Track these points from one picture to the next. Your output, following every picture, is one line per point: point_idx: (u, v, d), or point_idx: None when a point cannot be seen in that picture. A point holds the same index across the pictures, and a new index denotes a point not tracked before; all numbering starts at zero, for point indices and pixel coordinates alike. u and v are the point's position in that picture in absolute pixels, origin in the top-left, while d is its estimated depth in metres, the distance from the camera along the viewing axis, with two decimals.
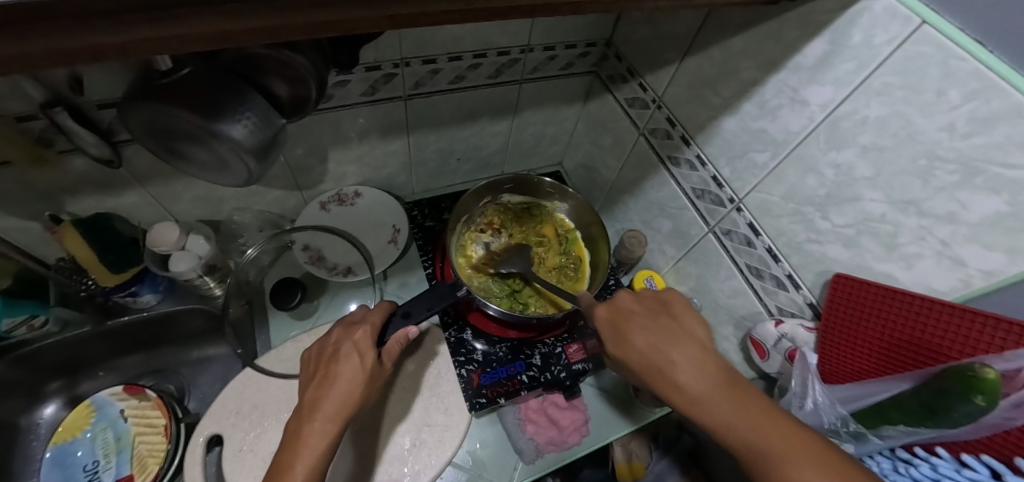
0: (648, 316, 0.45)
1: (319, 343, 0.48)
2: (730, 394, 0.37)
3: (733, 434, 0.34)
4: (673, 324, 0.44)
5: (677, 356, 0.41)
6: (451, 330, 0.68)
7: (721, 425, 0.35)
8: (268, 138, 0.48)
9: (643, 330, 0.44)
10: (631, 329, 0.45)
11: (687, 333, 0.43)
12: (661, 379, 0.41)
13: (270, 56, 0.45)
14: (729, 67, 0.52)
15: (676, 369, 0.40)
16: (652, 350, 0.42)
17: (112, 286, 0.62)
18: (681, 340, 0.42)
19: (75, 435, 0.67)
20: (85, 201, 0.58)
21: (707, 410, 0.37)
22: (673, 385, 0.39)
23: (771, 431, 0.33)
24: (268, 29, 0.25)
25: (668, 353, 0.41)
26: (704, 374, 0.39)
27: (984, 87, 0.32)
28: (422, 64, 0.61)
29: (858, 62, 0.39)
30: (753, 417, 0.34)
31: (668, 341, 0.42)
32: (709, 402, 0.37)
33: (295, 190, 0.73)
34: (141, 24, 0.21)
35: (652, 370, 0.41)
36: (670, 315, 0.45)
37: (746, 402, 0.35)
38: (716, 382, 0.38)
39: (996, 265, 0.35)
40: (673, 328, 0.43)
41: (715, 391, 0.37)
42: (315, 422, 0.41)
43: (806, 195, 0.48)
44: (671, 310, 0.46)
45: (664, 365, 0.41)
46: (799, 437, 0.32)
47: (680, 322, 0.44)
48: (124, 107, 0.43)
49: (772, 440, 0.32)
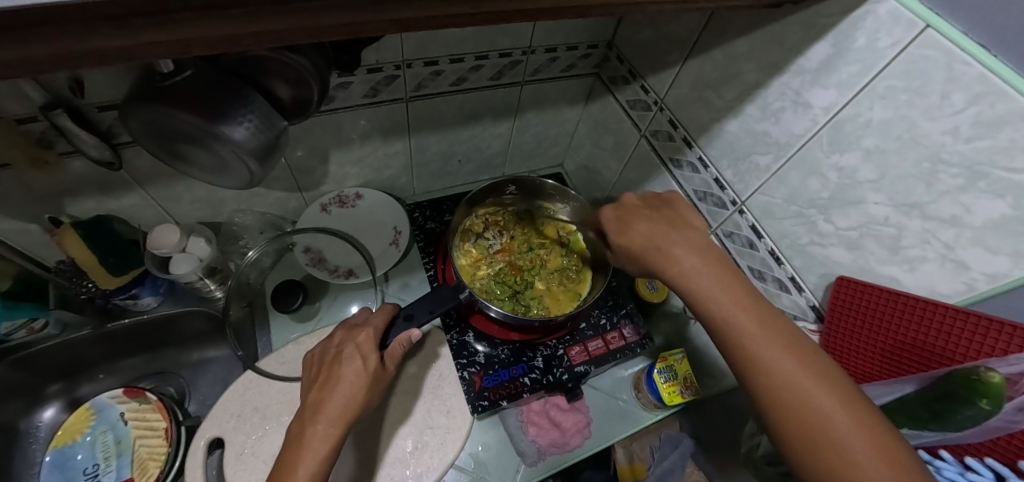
0: (656, 213, 0.45)
1: (321, 347, 0.48)
2: (720, 270, 0.38)
3: (711, 301, 0.36)
4: (675, 218, 0.44)
5: (679, 238, 0.41)
6: (453, 333, 0.68)
7: (705, 294, 0.37)
8: (270, 140, 0.47)
9: (651, 223, 0.44)
10: (637, 222, 0.45)
11: (685, 223, 0.44)
12: (655, 258, 0.41)
13: (272, 58, 0.45)
14: (731, 69, 0.52)
15: (675, 250, 0.40)
16: (650, 236, 0.43)
17: (112, 289, 0.62)
18: (683, 229, 0.42)
19: (75, 439, 0.67)
20: (85, 204, 0.57)
21: (697, 280, 0.38)
22: (668, 259, 0.40)
23: (748, 306, 0.35)
24: (271, 33, 0.25)
25: (668, 236, 0.42)
26: (699, 253, 0.40)
27: (988, 91, 0.32)
28: (424, 66, 0.61)
29: (861, 65, 0.39)
30: (736, 290, 0.37)
31: (671, 228, 0.42)
32: (700, 271, 0.38)
33: (296, 192, 0.73)
34: (145, 28, 0.21)
35: (647, 249, 0.42)
36: (674, 214, 0.45)
37: (733, 278, 0.37)
38: (710, 259, 0.39)
39: (1000, 268, 0.35)
40: (674, 219, 0.44)
41: (707, 267, 0.38)
42: (318, 425, 0.41)
43: (809, 197, 0.48)
44: (678, 212, 0.45)
45: (664, 243, 0.41)
46: (772, 317, 0.35)
47: (682, 217, 0.44)
48: (125, 109, 0.43)
49: (749, 313, 0.35)
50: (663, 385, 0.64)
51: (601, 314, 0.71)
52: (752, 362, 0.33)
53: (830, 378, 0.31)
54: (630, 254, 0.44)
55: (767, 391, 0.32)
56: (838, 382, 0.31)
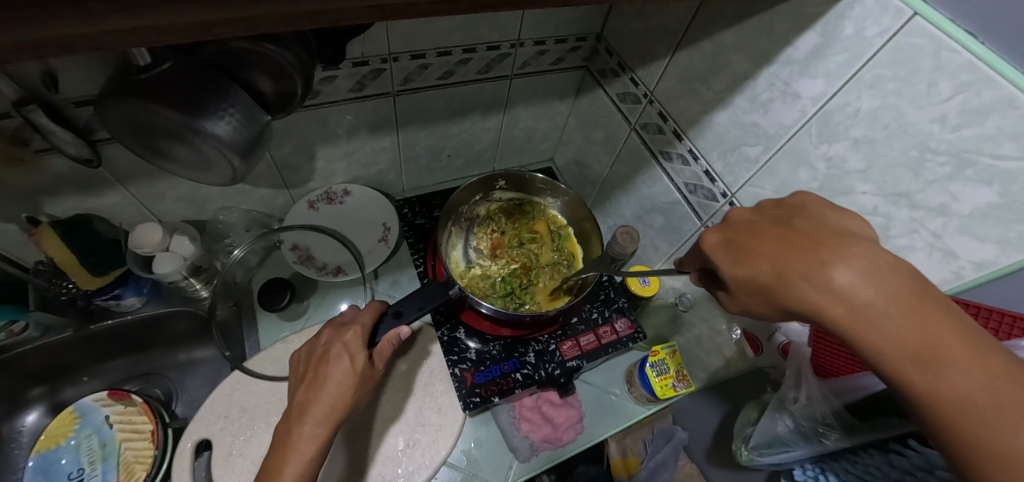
0: (783, 224, 0.29)
1: (309, 345, 0.47)
2: (925, 313, 0.22)
3: (908, 364, 0.22)
4: (818, 230, 0.27)
5: (835, 260, 0.25)
6: (443, 329, 0.66)
7: (906, 361, 0.22)
8: (253, 135, 0.47)
9: (776, 243, 0.28)
10: (757, 245, 0.29)
11: (837, 232, 0.27)
12: (801, 298, 0.26)
13: (253, 50, 0.44)
14: (720, 60, 0.51)
15: (830, 285, 0.24)
16: (784, 267, 0.27)
17: (94, 289, 0.61)
18: (839, 243, 0.26)
19: (59, 443, 0.65)
20: (64, 202, 0.56)
21: (886, 332, 0.23)
22: (826, 302, 0.24)
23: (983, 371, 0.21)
24: (245, 21, 0.24)
25: (819, 260, 0.25)
26: (884, 284, 0.23)
27: (975, 79, 0.32)
28: (410, 59, 0.60)
29: (849, 54, 0.39)
30: (948, 338, 0.22)
31: (822, 247, 0.26)
32: (886, 315, 0.23)
33: (283, 189, 0.72)
34: (109, 13, 0.20)
35: (782, 283, 0.27)
36: (814, 224, 0.28)
37: (939, 316, 0.22)
38: (904, 293, 0.23)
39: (987, 256, 0.35)
40: (809, 229, 0.28)
41: (904, 309, 0.23)
42: (305, 426, 0.40)
43: (799, 188, 0.48)
44: (817, 217, 0.29)
45: (816, 270, 0.25)
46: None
47: (827, 224, 0.28)
48: (100, 103, 0.42)
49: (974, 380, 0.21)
50: (655, 379, 0.64)
51: (593, 308, 0.70)
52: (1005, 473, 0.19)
53: None
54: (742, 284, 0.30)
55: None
56: None
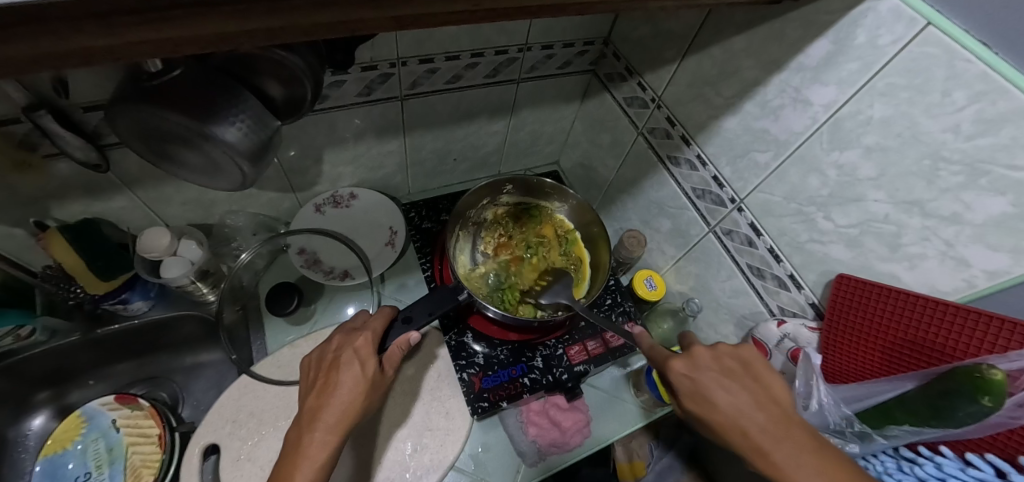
0: (736, 371, 0.39)
1: (318, 351, 0.47)
2: (825, 470, 0.32)
3: (761, 457, 0.35)
4: (758, 388, 0.38)
5: (764, 419, 0.36)
6: (451, 333, 0.67)
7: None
8: (263, 141, 0.46)
9: (730, 390, 0.38)
10: (714, 382, 0.39)
11: (742, 367, 0.40)
12: (745, 441, 0.36)
13: (264, 56, 0.44)
14: (730, 66, 0.52)
15: (759, 435, 0.35)
16: (733, 415, 0.37)
17: (101, 294, 0.60)
18: (767, 403, 0.37)
19: (66, 447, 0.65)
20: (72, 207, 0.56)
21: (753, 435, 0.36)
22: (763, 449, 0.35)
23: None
24: (265, 31, 0.24)
25: (755, 417, 0.36)
26: (796, 445, 0.34)
27: (989, 89, 0.32)
28: (419, 63, 0.60)
29: (862, 62, 0.39)
30: (787, 440, 0.34)
31: (759, 403, 0.37)
32: (748, 421, 0.36)
33: (289, 193, 0.71)
34: (134, 26, 0.20)
35: (731, 428, 0.37)
36: (755, 381, 0.39)
37: (786, 431, 0.35)
38: (807, 449, 0.33)
39: (1000, 265, 0.35)
40: (751, 385, 0.38)
41: (814, 465, 0.32)
42: (317, 433, 0.40)
43: (809, 195, 0.48)
44: (760, 373, 0.39)
45: (718, 391, 0.38)
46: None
47: (764, 381, 0.39)
48: (112, 109, 0.42)
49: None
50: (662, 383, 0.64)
51: (600, 312, 0.71)
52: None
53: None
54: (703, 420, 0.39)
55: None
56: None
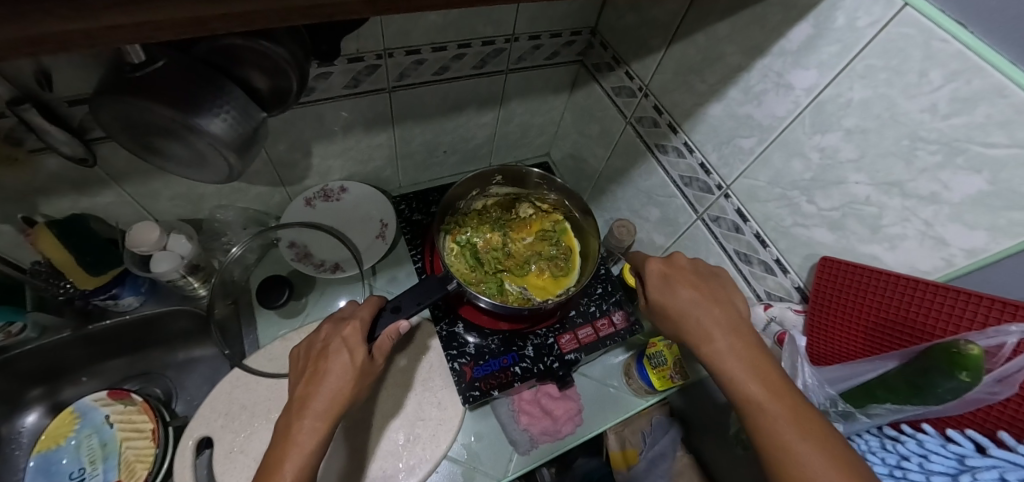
0: (698, 279, 0.46)
1: (307, 341, 0.48)
2: (751, 358, 0.39)
3: (702, 343, 0.42)
4: (713, 297, 0.44)
5: (711, 315, 0.43)
6: (442, 323, 0.66)
7: (729, 374, 0.39)
8: (248, 132, 0.46)
9: (688, 289, 0.45)
10: (679, 283, 0.46)
11: (707, 279, 0.46)
12: (691, 331, 0.43)
13: (247, 46, 0.43)
14: (714, 53, 0.52)
15: (705, 329, 0.42)
16: (687, 309, 0.44)
17: (91, 289, 0.61)
18: (719, 305, 0.44)
19: (59, 443, 0.65)
20: (60, 202, 0.56)
21: (698, 328, 0.42)
22: (705, 338, 0.41)
23: (767, 384, 0.37)
24: (241, 15, 0.23)
25: (704, 313, 0.43)
26: (732, 337, 0.41)
27: (965, 68, 0.32)
28: (405, 55, 0.59)
29: (841, 45, 0.39)
30: (728, 336, 0.41)
31: (713, 303, 0.44)
32: (698, 319, 0.43)
33: (279, 187, 0.72)
34: (104, 9, 0.19)
35: (683, 319, 0.44)
36: (712, 289, 0.45)
37: (732, 332, 0.41)
38: (746, 344, 0.40)
39: (977, 243, 0.35)
40: (710, 289, 0.45)
41: (743, 354, 0.39)
42: (306, 420, 0.41)
43: (792, 179, 0.48)
44: (719, 284, 0.46)
45: (677, 295, 0.45)
46: (784, 391, 0.36)
47: (722, 291, 0.45)
48: (95, 101, 0.42)
49: (765, 391, 0.36)
50: (652, 370, 0.65)
51: (590, 302, 0.71)
52: (762, 438, 0.34)
53: (779, 389, 0.36)
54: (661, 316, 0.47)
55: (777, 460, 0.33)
56: (787, 391, 0.36)
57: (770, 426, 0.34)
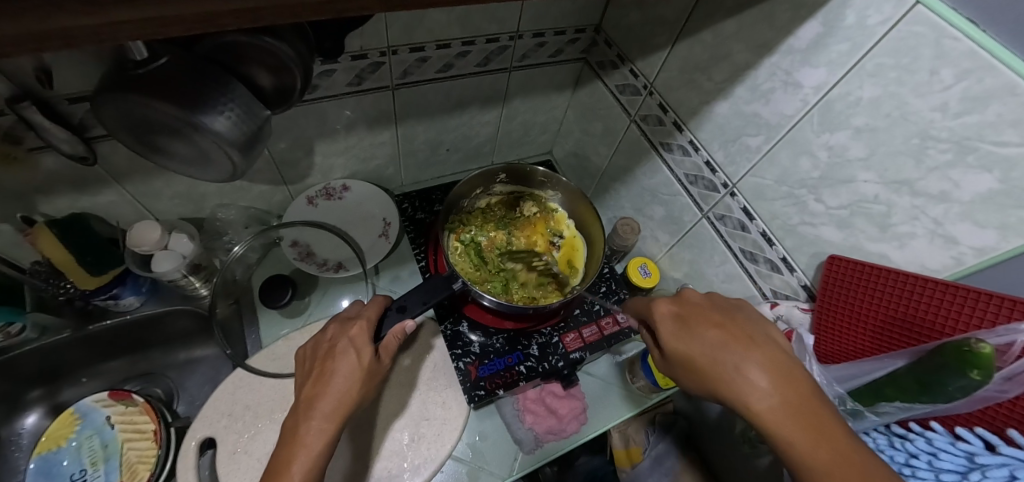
0: (722, 317, 0.41)
1: (313, 341, 0.47)
2: (803, 412, 0.34)
3: (740, 395, 0.36)
4: (742, 336, 0.39)
5: (747, 358, 0.37)
6: (446, 323, 0.66)
7: (780, 435, 0.33)
8: (253, 130, 0.46)
9: (712, 331, 0.40)
10: (701, 326, 0.41)
11: (732, 316, 0.42)
12: (725, 382, 0.37)
13: (251, 43, 0.43)
14: (721, 51, 0.51)
15: (741, 377, 0.37)
16: (716, 355, 0.39)
17: (91, 289, 0.60)
18: (751, 345, 0.38)
19: (60, 445, 0.65)
20: (60, 201, 0.55)
21: (732, 379, 0.37)
22: (744, 391, 0.36)
23: (830, 446, 0.32)
24: (251, 11, 0.23)
25: (738, 358, 0.38)
26: (776, 385, 0.35)
27: (977, 66, 0.32)
28: (409, 52, 0.59)
29: (851, 43, 0.39)
30: (771, 383, 0.36)
31: (744, 344, 0.38)
32: (729, 367, 0.38)
33: (281, 185, 0.71)
34: (115, 5, 0.19)
35: (712, 370, 0.38)
36: (739, 326, 0.40)
37: (775, 378, 0.36)
38: (794, 392, 0.35)
39: (988, 242, 0.35)
40: (739, 328, 0.40)
41: (791, 404, 0.34)
42: (313, 421, 0.40)
43: (800, 178, 0.48)
44: (747, 320, 0.41)
45: (700, 341, 0.40)
46: (847, 452, 0.31)
47: (752, 327, 0.40)
48: (97, 99, 0.41)
49: (826, 452, 0.31)
50: (657, 369, 0.65)
51: (594, 300, 0.71)
52: None
53: (842, 449, 0.31)
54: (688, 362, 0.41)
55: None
56: (851, 451, 0.31)
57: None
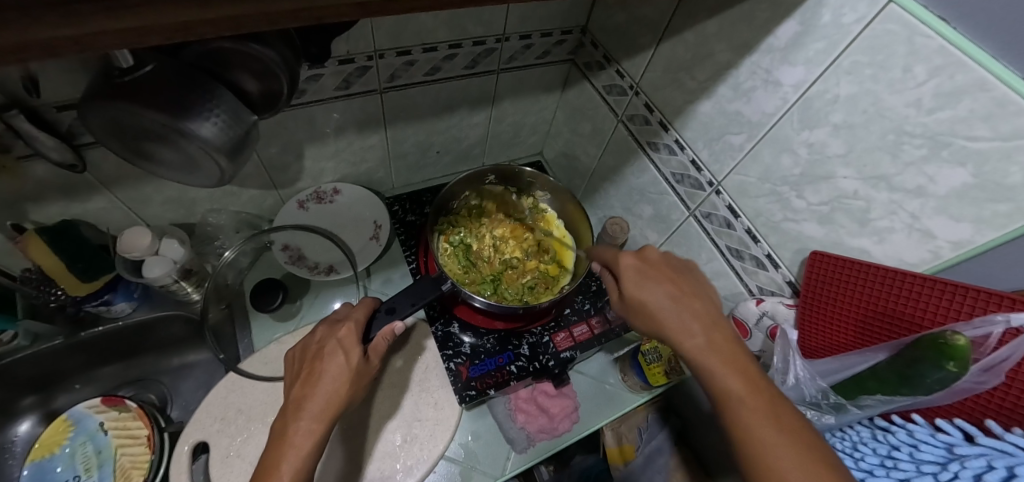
0: (673, 273, 0.46)
1: (303, 342, 0.48)
2: (728, 354, 0.39)
3: (678, 336, 0.42)
4: (685, 290, 0.45)
5: (690, 310, 0.43)
6: (437, 324, 0.67)
7: (704, 367, 0.39)
8: (239, 135, 0.46)
9: (663, 283, 0.45)
10: (656, 278, 0.45)
11: (681, 272, 0.47)
12: (668, 327, 0.43)
13: (236, 50, 0.43)
14: (703, 50, 0.52)
15: (681, 321, 0.42)
16: (664, 303, 0.44)
17: (82, 296, 0.60)
18: (694, 300, 0.44)
19: (53, 451, 0.65)
20: (50, 209, 0.55)
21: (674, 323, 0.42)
22: (681, 334, 0.42)
23: (745, 380, 0.37)
24: (228, 20, 0.23)
25: (682, 308, 0.43)
26: (709, 328, 0.41)
27: (947, 63, 0.33)
28: (396, 56, 0.59)
29: (828, 41, 0.40)
30: (703, 330, 0.41)
31: (687, 297, 0.44)
32: (672, 312, 0.43)
33: (271, 190, 0.71)
34: (91, 14, 0.19)
35: (658, 315, 0.44)
36: (685, 282, 0.45)
37: (708, 326, 0.42)
38: (721, 338, 0.41)
39: (963, 235, 0.36)
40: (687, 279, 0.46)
41: (717, 349, 0.40)
42: (301, 421, 0.40)
43: (782, 175, 0.49)
44: (693, 278, 0.46)
45: (651, 289, 0.45)
46: (757, 385, 0.37)
47: (697, 286, 0.46)
48: (83, 107, 0.41)
49: (741, 380, 0.37)
50: (647, 367, 0.65)
51: (584, 300, 0.71)
52: (741, 431, 0.35)
53: (753, 383, 0.37)
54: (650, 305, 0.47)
55: (750, 454, 0.34)
56: (761, 385, 0.37)
57: (744, 418, 0.35)
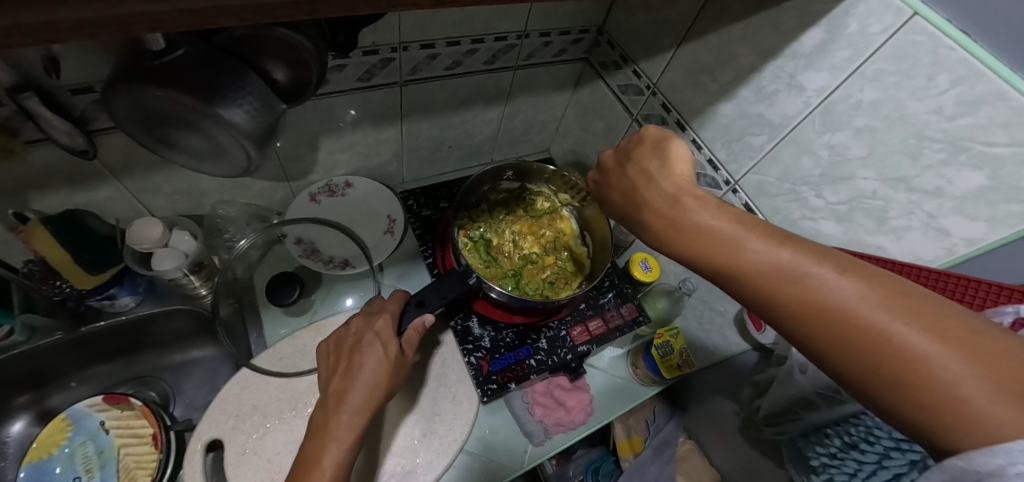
0: (640, 167, 0.39)
1: (335, 337, 0.47)
2: (726, 214, 0.30)
3: (665, 226, 0.33)
4: (657, 177, 0.36)
5: (666, 191, 0.35)
6: (457, 318, 0.67)
7: (699, 243, 0.30)
8: (269, 123, 0.45)
9: (635, 178, 0.38)
10: (631, 181, 0.39)
11: (640, 165, 0.39)
12: (654, 223, 0.34)
13: (269, 35, 0.42)
14: (726, 54, 0.54)
15: (664, 206, 0.34)
16: (650, 196, 0.36)
17: (89, 289, 0.57)
18: (669, 180, 0.36)
19: (51, 452, 0.61)
20: (54, 197, 0.52)
21: (660, 215, 0.34)
22: (664, 223, 0.33)
23: (752, 228, 0.28)
24: (309, 2, 0.23)
25: (656, 193, 0.35)
26: (718, 208, 0.31)
27: (969, 73, 0.35)
28: (419, 49, 0.59)
29: (854, 49, 0.42)
30: (690, 201, 0.32)
31: (658, 184, 0.36)
32: (656, 206, 0.35)
33: (283, 182, 0.70)
34: None
35: (645, 211, 0.36)
36: (646, 173, 0.38)
37: (691, 196, 0.33)
38: (704, 201, 0.32)
39: (978, 233, 0.39)
40: (672, 166, 0.37)
41: (714, 212, 0.30)
42: (343, 415, 0.40)
43: (802, 175, 0.51)
44: (653, 158, 0.38)
45: (634, 193, 0.38)
46: (762, 229, 0.28)
47: (659, 164, 0.37)
48: (106, 92, 0.39)
49: (802, 253, 0.26)
50: (660, 359, 0.67)
51: (600, 294, 0.72)
52: (791, 294, 0.25)
53: (761, 230, 0.28)
54: (636, 222, 0.37)
55: (819, 306, 0.24)
56: (774, 231, 0.28)
57: (781, 277, 0.26)
